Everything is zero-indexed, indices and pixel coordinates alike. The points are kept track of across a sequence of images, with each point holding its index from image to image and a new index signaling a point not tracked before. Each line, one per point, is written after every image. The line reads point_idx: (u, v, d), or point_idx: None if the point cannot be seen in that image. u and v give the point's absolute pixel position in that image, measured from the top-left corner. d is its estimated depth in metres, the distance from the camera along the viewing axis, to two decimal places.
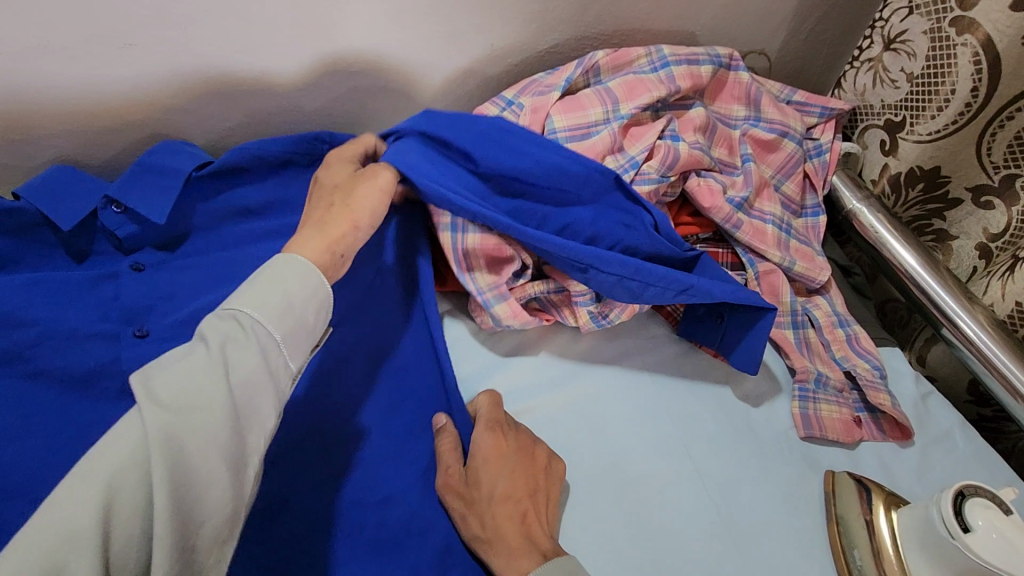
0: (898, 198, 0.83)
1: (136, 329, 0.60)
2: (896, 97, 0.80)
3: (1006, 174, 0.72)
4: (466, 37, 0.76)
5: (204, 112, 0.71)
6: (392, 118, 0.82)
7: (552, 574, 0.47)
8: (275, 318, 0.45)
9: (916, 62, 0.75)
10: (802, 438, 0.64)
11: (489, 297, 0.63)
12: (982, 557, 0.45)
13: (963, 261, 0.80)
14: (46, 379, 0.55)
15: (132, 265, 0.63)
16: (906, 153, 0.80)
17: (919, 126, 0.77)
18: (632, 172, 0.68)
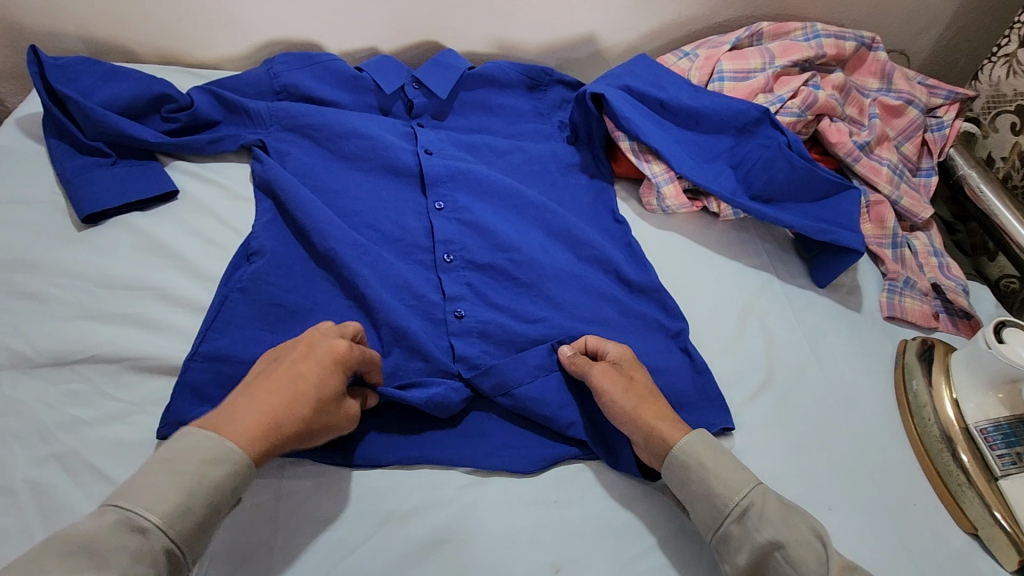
0: None
1: (424, 149, 0.89)
2: None
3: None
4: (663, 5, 1.02)
5: (470, 34, 1.03)
6: (592, 60, 1.10)
7: (701, 445, 0.60)
8: (186, 527, 0.49)
9: None
10: (885, 318, 0.82)
11: (661, 180, 0.86)
12: (1010, 357, 0.63)
13: None
14: (375, 171, 0.87)
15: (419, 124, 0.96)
16: None
17: None
18: (778, 105, 0.90)
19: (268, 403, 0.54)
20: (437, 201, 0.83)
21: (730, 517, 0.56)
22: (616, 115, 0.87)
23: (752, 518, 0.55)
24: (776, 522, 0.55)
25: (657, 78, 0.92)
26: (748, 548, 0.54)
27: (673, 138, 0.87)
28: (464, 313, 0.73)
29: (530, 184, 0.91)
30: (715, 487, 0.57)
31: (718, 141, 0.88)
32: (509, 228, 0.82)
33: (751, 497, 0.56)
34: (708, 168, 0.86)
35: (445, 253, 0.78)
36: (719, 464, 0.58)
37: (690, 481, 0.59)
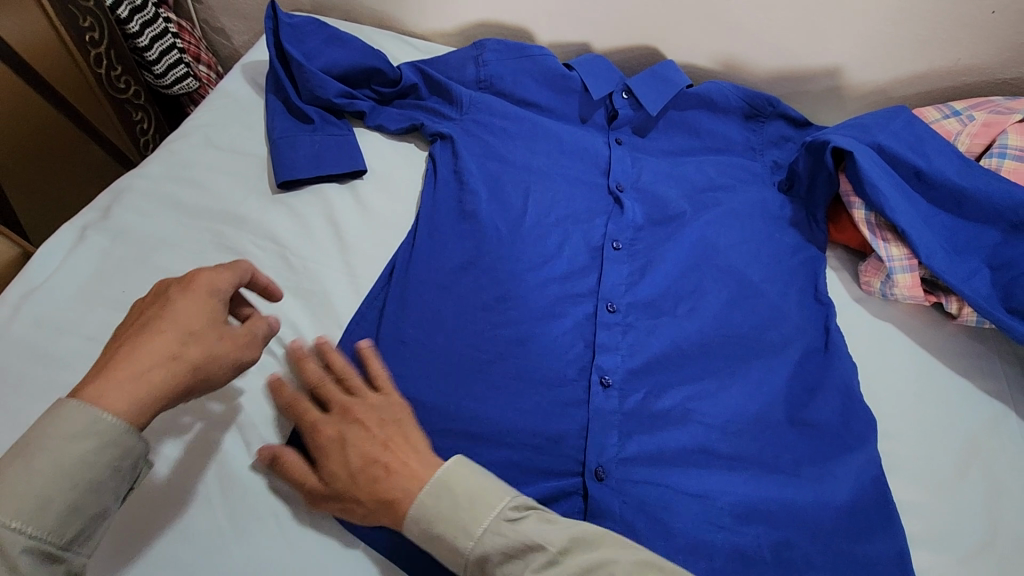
0: None
1: (617, 185, 0.84)
2: None
3: None
4: (937, 49, 0.86)
5: (693, 47, 0.94)
6: (823, 97, 0.96)
7: (455, 479, 0.49)
8: (53, 519, 0.42)
9: None
10: None
11: (896, 265, 0.73)
12: None
13: None
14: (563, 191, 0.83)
15: (617, 139, 0.89)
16: None
17: None
18: None
19: (343, 454, 0.53)
20: (614, 240, 0.78)
21: (472, 543, 0.47)
22: (861, 179, 0.73)
23: (493, 560, 0.47)
24: (516, 543, 0.47)
25: (919, 140, 0.77)
26: (506, 555, 0.47)
27: (921, 219, 0.73)
28: (610, 381, 0.66)
29: (728, 228, 0.81)
30: (448, 524, 0.48)
31: (977, 233, 0.73)
32: (687, 287, 0.75)
33: (479, 541, 0.47)
34: (960, 263, 0.72)
35: (608, 303, 0.73)
36: (450, 506, 0.48)
37: (428, 515, 0.49)
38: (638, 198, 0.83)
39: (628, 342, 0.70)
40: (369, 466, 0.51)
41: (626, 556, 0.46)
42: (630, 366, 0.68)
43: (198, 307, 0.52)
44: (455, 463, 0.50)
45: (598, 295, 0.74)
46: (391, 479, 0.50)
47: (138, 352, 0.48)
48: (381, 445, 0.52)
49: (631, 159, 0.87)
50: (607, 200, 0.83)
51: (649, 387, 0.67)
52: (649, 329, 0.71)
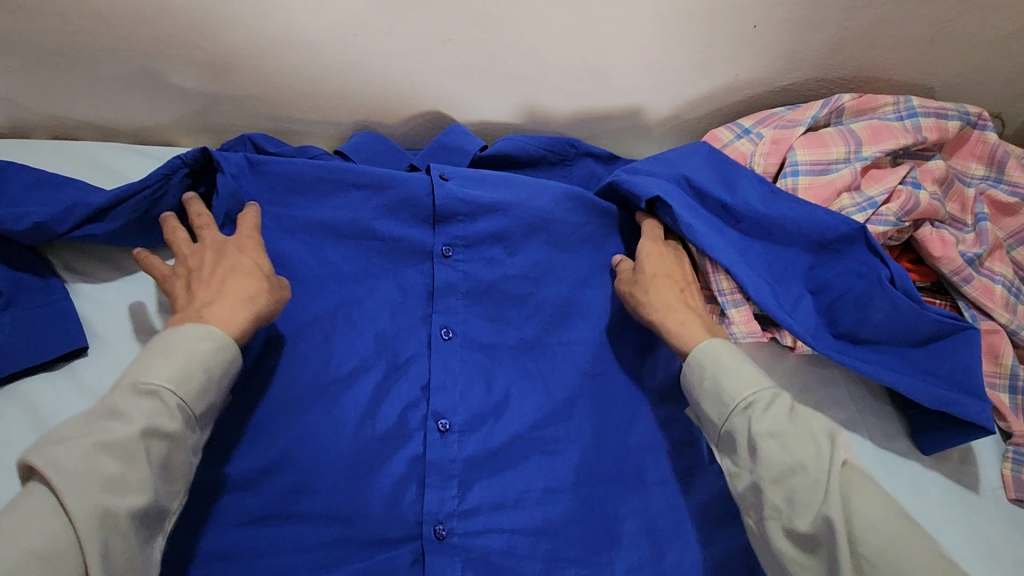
0: None
1: (444, 249, 0.70)
2: None
3: None
4: (714, 69, 0.84)
5: (474, 105, 0.85)
6: (622, 130, 0.91)
7: (718, 344, 0.60)
8: (192, 391, 0.53)
9: None
10: (1011, 501, 0.64)
11: (728, 302, 0.69)
12: None
13: None
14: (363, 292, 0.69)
15: (442, 173, 0.71)
16: None
17: None
18: (870, 211, 0.71)
19: (663, 286, 0.66)
20: (443, 330, 0.67)
21: (736, 409, 0.55)
22: (677, 221, 0.67)
23: (755, 410, 0.53)
24: (780, 421, 0.52)
25: (722, 167, 0.73)
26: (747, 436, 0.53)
27: (739, 254, 0.69)
28: (447, 530, 0.60)
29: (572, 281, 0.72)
30: (726, 384, 0.56)
31: (793, 258, 0.69)
32: (524, 390, 0.67)
33: (760, 393, 0.55)
34: (784, 295, 0.68)
35: (439, 421, 0.63)
36: (731, 367, 0.57)
37: (701, 378, 0.59)
38: (468, 261, 0.70)
39: (466, 473, 0.62)
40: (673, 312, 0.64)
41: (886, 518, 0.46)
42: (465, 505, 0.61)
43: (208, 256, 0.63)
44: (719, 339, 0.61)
45: (428, 407, 0.64)
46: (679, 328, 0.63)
47: (215, 278, 0.61)
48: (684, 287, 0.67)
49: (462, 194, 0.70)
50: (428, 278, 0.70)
51: (494, 530, 0.61)
52: (484, 459, 0.63)
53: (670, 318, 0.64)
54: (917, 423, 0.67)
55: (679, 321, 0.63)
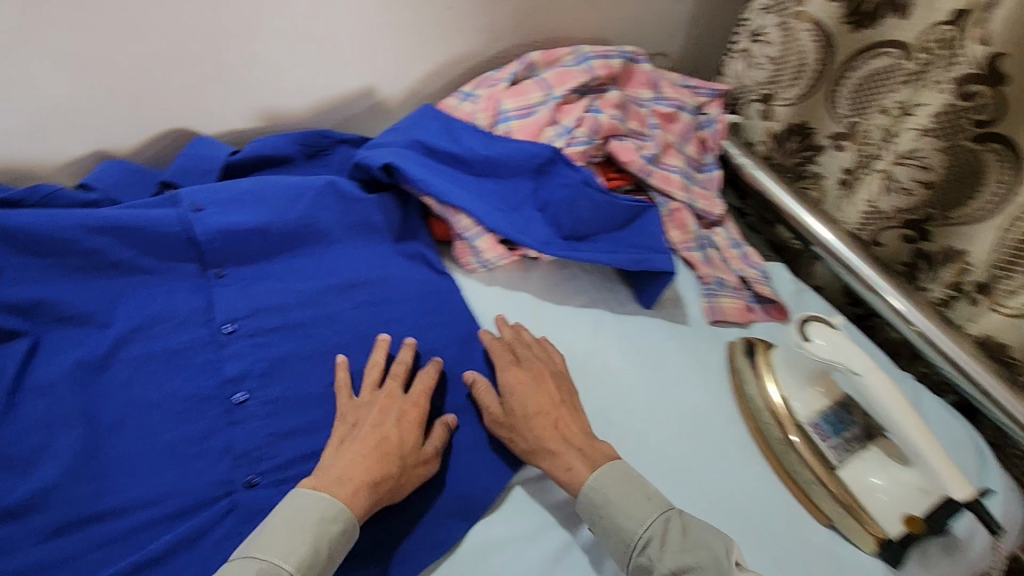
0: (782, 150, 1.05)
1: (216, 271, 0.76)
2: (763, 77, 1.01)
3: (851, 121, 0.92)
4: (430, 49, 0.98)
5: (221, 116, 0.90)
6: (372, 114, 1.02)
7: (609, 475, 0.64)
8: None
9: (772, 47, 0.97)
10: (710, 323, 0.85)
11: (473, 234, 0.82)
12: (820, 356, 0.66)
13: (831, 194, 1.00)
14: (139, 308, 0.72)
15: (193, 205, 0.75)
16: (781, 115, 1.01)
17: (785, 94, 0.99)
18: (567, 136, 0.89)
19: (529, 394, 0.70)
20: (226, 324, 0.72)
21: (636, 548, 0.60)
22: (413, 182, 0.79)
23: (654, 550, 0.60)
24: (676, 551, 0.59)
25: (449, 126, 0.86)
26: (658, 574, 0.59)
27: (474, 195, 0.82)
28: (258, 478, 0.65)
29: (345, 262, 0.82)
30: (620, 522, 0.62)
31: (517, 186, 0.84)
32: (319, 347, 0.74)
33: (653, 528, 0.61)
34: (515, 218, 0.83)
35: (235, 396, 0.69)
36: (621, 496, 0.63)
37: (597, 515, 0.63)
38: (238, 276, 0.77)
39: (271, 425, 0.68)
40: (540, 418, 0.68)
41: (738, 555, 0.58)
42: (276, 459, 0.67)
43: (368, 399, 0.68)
44: (610, 466, 0.65)
45: (226, 384, 0.69)
46: (556, 436, 0.67)
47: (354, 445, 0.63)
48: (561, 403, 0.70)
49: (217, 225, 0.75)
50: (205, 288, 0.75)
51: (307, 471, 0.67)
52: (291, 416, 0.69)
53: (553, 466, 0.66)
54: (638, 286, 0.86)
55: (565, 466, 0.65)
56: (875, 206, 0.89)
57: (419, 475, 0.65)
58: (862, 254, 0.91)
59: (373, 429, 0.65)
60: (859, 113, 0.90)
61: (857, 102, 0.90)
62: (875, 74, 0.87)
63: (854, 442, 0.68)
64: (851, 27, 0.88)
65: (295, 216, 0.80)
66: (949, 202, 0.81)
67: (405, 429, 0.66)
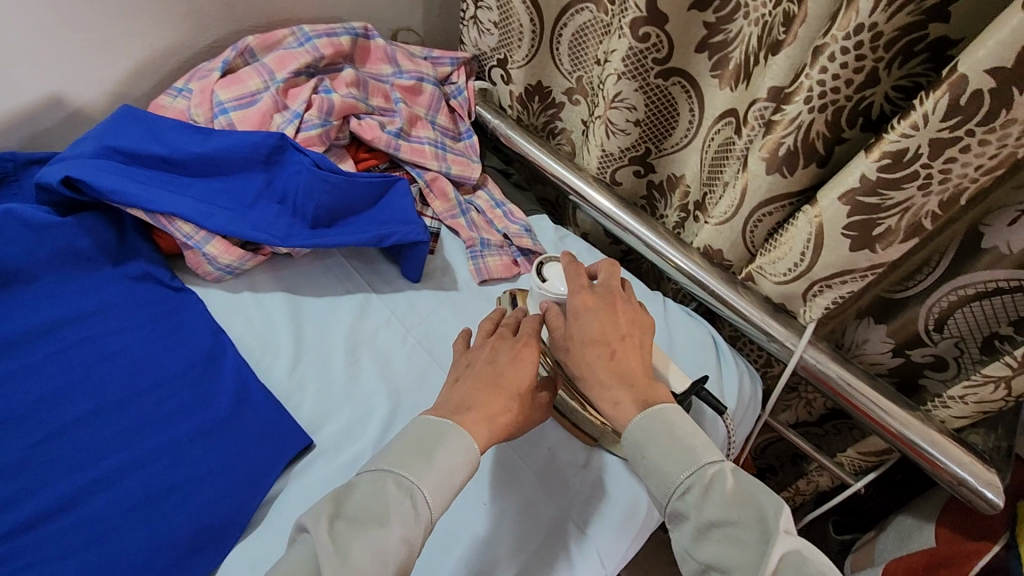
0: (530, 112, 1.11)
1: None
2: (495, 41, 1.04)
3: (578, 76, 1.00)
4: (125, 44, 0.86)
5: None
6: (70, 127, 0.88)
7: (653, 420, 0.59)
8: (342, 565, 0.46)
9: (493, 12, 0.99)
10: (479, 283, 0.87)
11: (199, 240, 0.74)
12: (552, 292, 0.72)
13: (579, 145, 1.08)
14: None
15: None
16: (518, 77, 1.06)
17: (517, 56, 1.02)
18: (296, 121, 0.84)
19: (592, 317, 0.65)
20: None
21: (675, 495, 0.56)
22: (108, 194, 0.69)
23: (693, 498, 0.55)
24: (717, 504, 0.54)
25: (150, 126, 0.76)
26: (692, 527, 0.54)
27: (193, 197, 0.74)
28: None
29: (42, 302, 0.69)
30: (664, 467, 0.57)
31: (246, 180, 0.78)
32: (15, 407, 0.62)
33: (695, 476, 0.56)
34: (248, 215, 0.77)
35: None
36: (656, 450, 0.58)
37: (642, 457, 0.59)
38: None
39: None
40: (597, 347, 0.63)
41: (740, 532, 0.53)
42: None
43: (481, 342, 0.65)
44: (662, 406, 0.60)
45: None
46: (609, 369, 0.62)
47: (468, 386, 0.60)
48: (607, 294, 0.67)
49: None
50: None
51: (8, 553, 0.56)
52: None
53: (603, 398, 0.62)
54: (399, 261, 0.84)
55: (613, 401, 0.62)
56: (606, 150, 0.93)
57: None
58: (606, 195, 0.97)
59: (486, 368, 0.61)
60: (581, 67, 0.98)
61: (577, 57, 0.98)
62: (585, 27, 0.93)
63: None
64: None
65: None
66: (659, 135, 0.89)
67: (519, 365, 0.61)
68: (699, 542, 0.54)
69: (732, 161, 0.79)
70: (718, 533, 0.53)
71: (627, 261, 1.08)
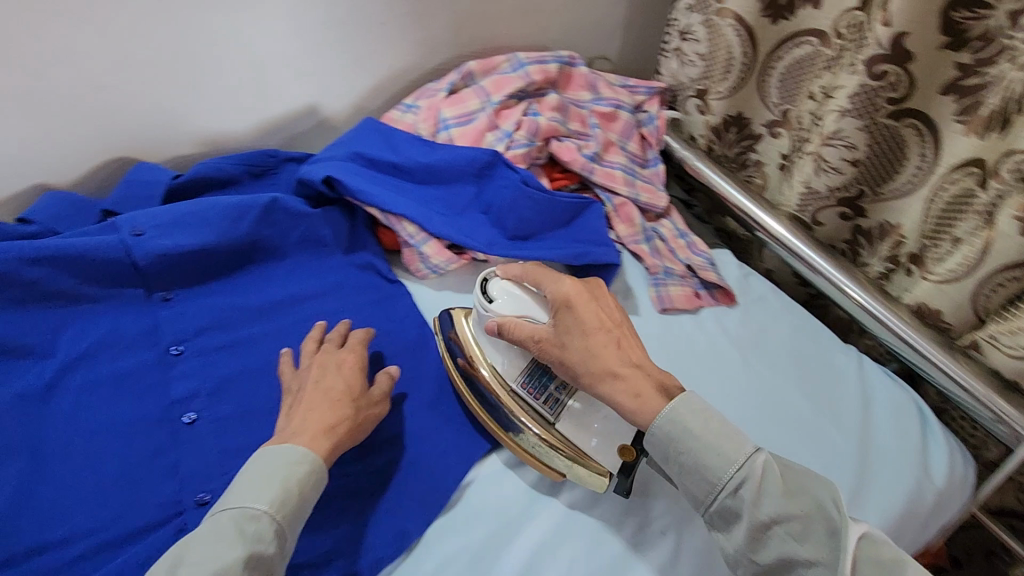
0: (723, 142, 1.09)
1: (162, 295, 0.77)
2: (696, 73, 1.05)
3: (784, 109, 0.97)
4: (370, 64, 1.00)
5: (163, 145, 0.91)
6: (318, 133, 1.04)
7: (686, 407, 0.60)
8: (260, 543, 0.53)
9: (701, 44, 1.01)
10: (659, 312, 0.87)
11: (419, 240, 0.83)
12: (502, 310, 0.71)
13: (773, 179, 1.04)
14: (84, 337, 0.71)
15: (133, 231, 0.74)
16: (717, 108, 1.06)
17: (720, 87, 1.03)
18: (507, 140, 0.91)
19: (590, 308, 0.67)
20: (174, 345, 0.73)
21: (724, 493, 0.57)
22: (353, 194, 0.80)
23: (747, 493, 0.55)
24: (780, 499, 0.55)
25: (388, 138, 0.88)
26: (748, 526, 0.55)
27: (417, 202, 0.83)
28: (209, 495, 0.65)
29: (290, 279, 0.83)
30: (707, 463, 0.57)
31: (460, 191, 0.86)
32: (268, 360, 0.76)
33: (749, 467, 0.56)
34: (460, 221, 0.84)
35: (186, 414, 0.69)
36: (699, 444, 0.58)
37: (679, 455, 0.59)
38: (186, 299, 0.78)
39: (221, 440, 0.69)
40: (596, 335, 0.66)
41: (813, 524, 0.54)
42: (227, 475, 0.66)
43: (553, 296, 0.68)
44: (688, 394, 0.62)
45: (176, 404, 0.70)
46: (620, 354, 0.65)
47: (589, 326, 0.66)
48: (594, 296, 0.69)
49: (158, 248, 0.75)
50: (155, 311, 0.76)
51: None
52: (242, 430, 0.70)
53: (617, 391, 0.63)
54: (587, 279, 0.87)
55: (633, 394, 0.62)
56: (810, 188, 0.90)
57: (373, 415, 0.68)
58: (802, 236, 0.93)
59: (599, 311, 0.67)
60: (790, 100, 0.95)
61: (786, 91, 0.95)
62: (801, 61, 0.91)
63: (564, 391, 0.70)
64: (770, 19, 0.92)
65: (239, 234, 0.80)
66: (879, 177, 0.83)
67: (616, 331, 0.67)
68: (759, 541, 0.55)
69: (969, 215, 0.73)
70: (779, 529, 0.54)
71: (814, 305, 1.02)
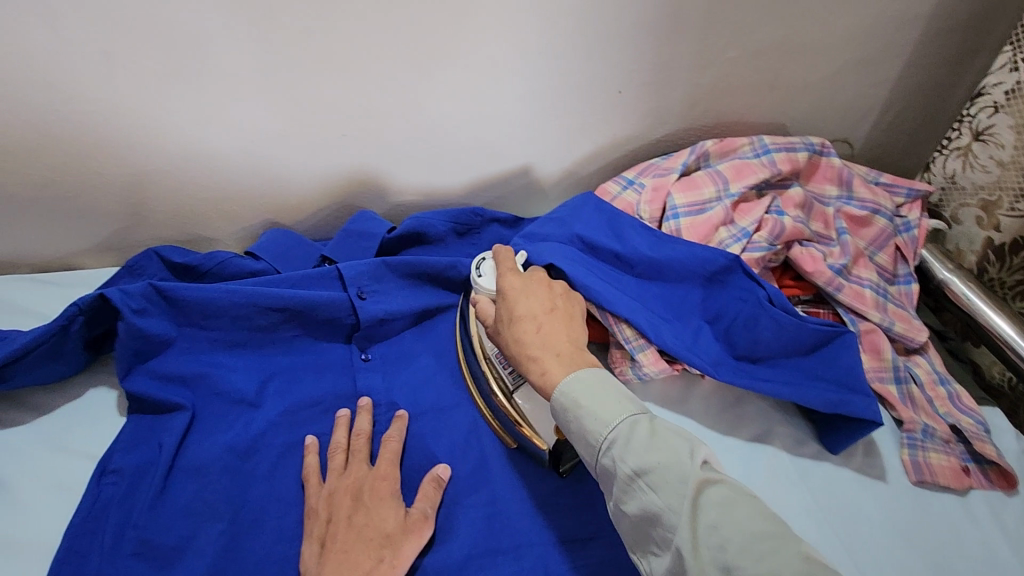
0: (1003, 266, 0.86)
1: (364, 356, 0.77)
2: (987, 181, 0.86)
3: None
4: (595, 131, 0.93)
5: (381, 192, 0.91)
6: (524, 193, 0.99)
7: (579, 380, 0.56)
8: None
9: (1005, 148, 0.83)
10: (914, 483, 0.71)
11: (635, 346, 0.72)
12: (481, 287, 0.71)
13: None
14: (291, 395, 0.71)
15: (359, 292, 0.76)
16: (1008, 226, 0.84)
17: (1016, 204, 0.83)
18: (745, 240, 0.79)
19: (524, 298, 0.65)
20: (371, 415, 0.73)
21: (601, 452, 0.52)
22: (572, 286, 0.71)
23: (615, 451, 0.51)
24: (642, 451, 0.50)
25: (612, 221, 0.80)
26: (634, 508, 0.49)
27: (637, 301, 0.74)
28: None
29: None
30: (587, 427, 0.54)
31: (687, 294, 0.76)
32: (457, 456, 0.69)
33: (616, 430, 0.52)
34: (684, 330, 0.73)
35: None
36: (596, 401, 0.54)
37: (568, 420, 0.55)
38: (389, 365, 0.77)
39: None
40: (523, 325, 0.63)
41: (679, 473, 0.48)
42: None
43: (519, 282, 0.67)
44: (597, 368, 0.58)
45: None
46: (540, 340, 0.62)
47: (526, 317, 0.63)
48: (550, 309, 0.65)
49: (380, 311, 0.76)
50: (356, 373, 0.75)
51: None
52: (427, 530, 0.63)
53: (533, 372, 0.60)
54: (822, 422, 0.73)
55: (541, 372, 0.59)
56: None
57: (412, 542, 0.59)
58: None
59: (522, 303, 0.65)
60: None
61: None
62: None
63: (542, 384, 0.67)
64: None
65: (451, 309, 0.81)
66: None
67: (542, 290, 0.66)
68: (658, 532, 0.48)
69: None
70: (646, 485, 0.48)
71: None
